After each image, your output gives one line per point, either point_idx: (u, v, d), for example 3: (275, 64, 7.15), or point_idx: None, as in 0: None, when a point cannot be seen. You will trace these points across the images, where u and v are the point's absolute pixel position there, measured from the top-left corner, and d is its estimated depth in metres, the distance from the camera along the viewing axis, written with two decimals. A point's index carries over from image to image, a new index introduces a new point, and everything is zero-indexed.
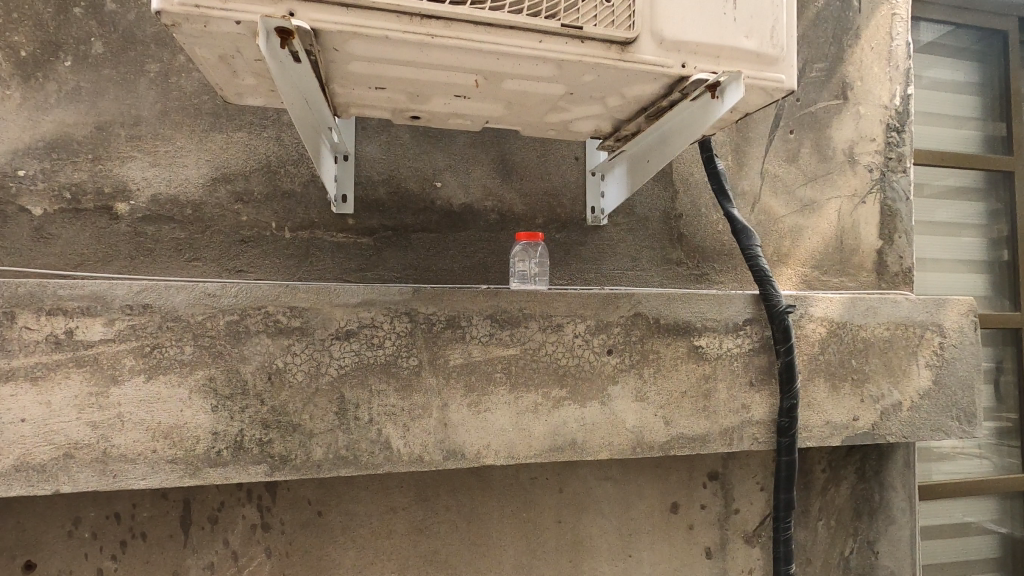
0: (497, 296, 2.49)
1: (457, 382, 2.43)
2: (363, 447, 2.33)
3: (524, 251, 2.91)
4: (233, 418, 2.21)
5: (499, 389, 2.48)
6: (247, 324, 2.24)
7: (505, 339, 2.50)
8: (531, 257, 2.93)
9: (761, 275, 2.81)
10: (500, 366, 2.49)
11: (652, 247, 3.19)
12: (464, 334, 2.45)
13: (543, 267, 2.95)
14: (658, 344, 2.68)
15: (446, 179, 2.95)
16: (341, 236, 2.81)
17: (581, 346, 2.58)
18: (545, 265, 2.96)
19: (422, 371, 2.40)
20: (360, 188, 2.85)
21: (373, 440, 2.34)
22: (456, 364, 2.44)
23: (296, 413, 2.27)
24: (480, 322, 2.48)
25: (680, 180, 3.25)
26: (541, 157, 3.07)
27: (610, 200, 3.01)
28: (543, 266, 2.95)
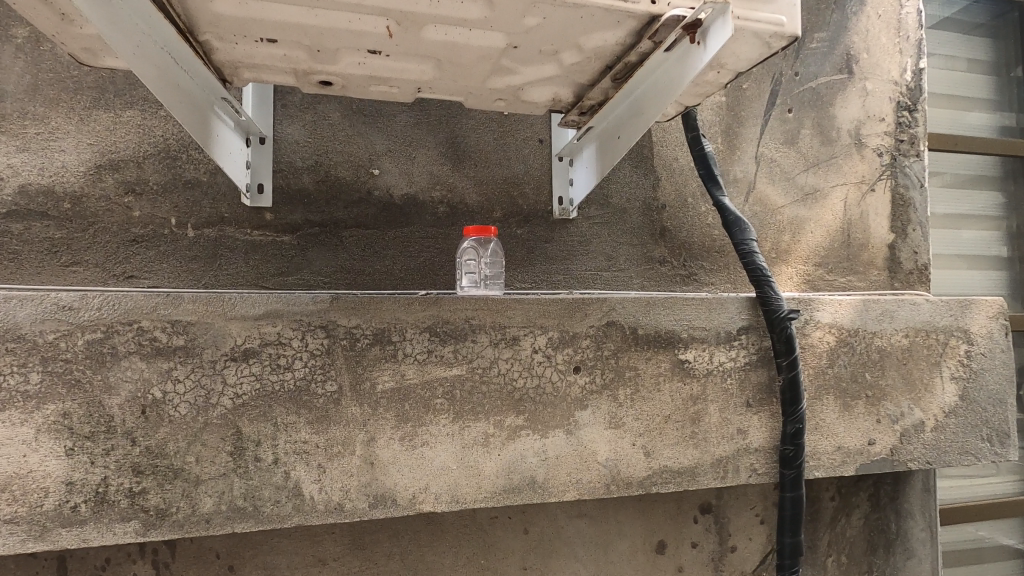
0: (437, 304, 2.04)
1: (387, 412, 1.98)
2: (266, 495, 1.87)
3: (478, 245, 2.42)
4: (94, 465, 1.75)
5: (441, 420, 2.03)
6: (114, 345, 1.78)
7: (447, 356, 2.04)
8: (486, 252, 2.45)
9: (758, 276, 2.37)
10: (441, 390, 2.03)
11: (630, 244, 2.74)
12: (396, 351, 2.00)
13: (499, 262, 2.49)
14: (636, 360, 2.23)
15: (385, 166, 2.50)
16: (256, 234, 2.36)
17: (542, 363, 2.13)
18: (500, 258, 2.50)
19: (342, 399, 1.94)
20: (280, 177, 2.39)
21: (279, 486, 1.88)
22: (385, 389, 1.98)
23: (178, 456, 1.81)
24: (416, 336, 2.02)
25: (662, 165, 2.81)
26: (499, 139, 2.63)
27: (579, 189, 2.57)
28: (498, 260, 2.50)
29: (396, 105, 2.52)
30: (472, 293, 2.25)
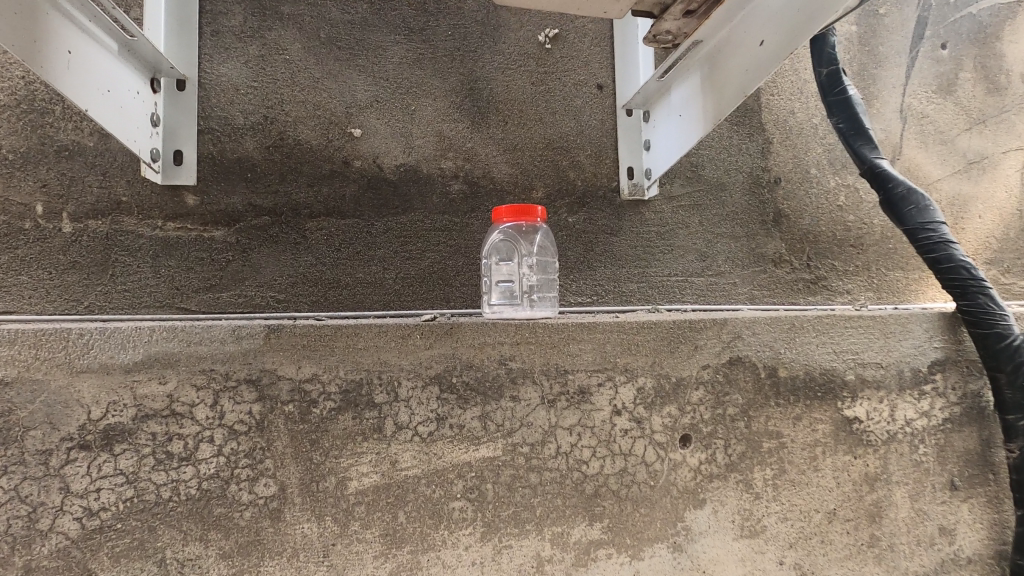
0: (453, 337, 1.22)
1: (366, 530, 1.13)
2: None
3: (516, 237, 1.65)
4: None
5: (463, 540, 1.17)
6: None
7: (471, 426, 1.20)
8: (529, 254, 1.65)
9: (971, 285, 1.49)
10: (461, 486, 1.18)
11: (731, 236, 1.87)
12: (383, 422, 1.16)
13: (547, 274, 1.68)
14: (777, 421, 1.36)
15: (371, 123, 1.66)
16: (172, 227, 1.52)
17: (629, 432, 1.28)
18: (552, 267, 1.70)
19: (287, 510, 1.10)
20: (210, 140, 1.56)
21: None
22: (363, 491, 1.13)
23: None
24: (418, 394, 1.19)
25: (772, 123, 1.94)
26: (539, 85, 1.78)
27: (663, 157, 1.70)
28: (547, 272, 1.69)
29: (386, 34, 1.69)
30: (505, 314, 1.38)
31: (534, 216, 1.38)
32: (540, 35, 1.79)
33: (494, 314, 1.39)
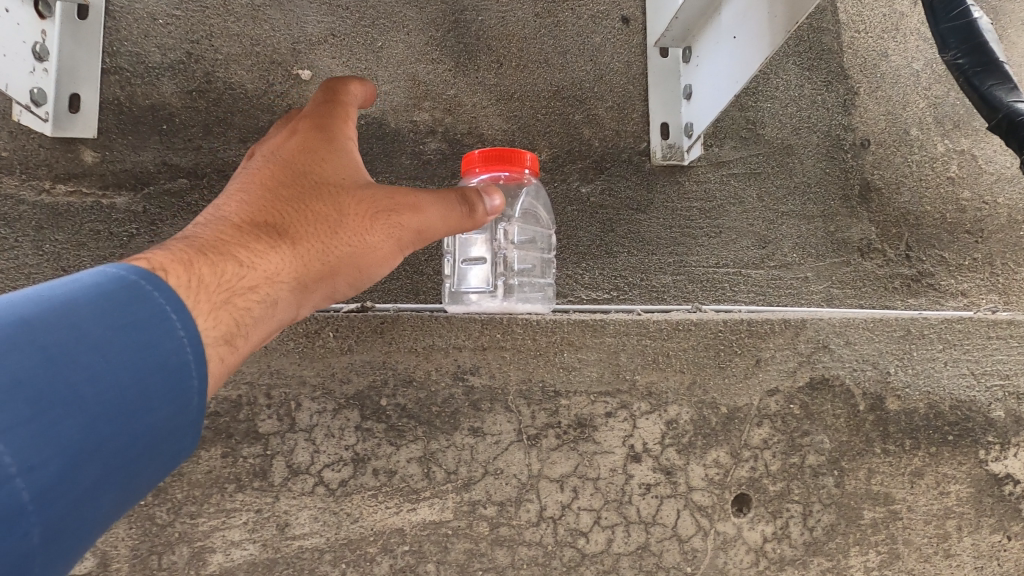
0: (391, 346, 0.93)
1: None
2: None
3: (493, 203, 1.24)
4: None
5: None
6: None
7: (417, 474, 0.92)
8: (510, 225, 1.26)
9: None
10: (407, 552, 0.91)
11: (801, 216, 1.40)
12: (292, 469, 0.92)
13: (535, 251, 1.28)
14: (884, 479, 0.93)
15: (324, 63, 1.29)
16: (62, 192, 1.19)
17: (654, 488, 0.92)
18: (546, 240, 1.30)
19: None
20: (118, 82, 1.23)
21: None
22: (243, 561, 0.90)
23: None
24: (338, 431, 0.92)
25: (857, 68, 1.47)
26: (545, 17, 1.38)
27: (710, 106, 1.26)
28: (536, 247, 1.29)
29: None
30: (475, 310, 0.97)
31: (517, 163, 0.97)
32: None
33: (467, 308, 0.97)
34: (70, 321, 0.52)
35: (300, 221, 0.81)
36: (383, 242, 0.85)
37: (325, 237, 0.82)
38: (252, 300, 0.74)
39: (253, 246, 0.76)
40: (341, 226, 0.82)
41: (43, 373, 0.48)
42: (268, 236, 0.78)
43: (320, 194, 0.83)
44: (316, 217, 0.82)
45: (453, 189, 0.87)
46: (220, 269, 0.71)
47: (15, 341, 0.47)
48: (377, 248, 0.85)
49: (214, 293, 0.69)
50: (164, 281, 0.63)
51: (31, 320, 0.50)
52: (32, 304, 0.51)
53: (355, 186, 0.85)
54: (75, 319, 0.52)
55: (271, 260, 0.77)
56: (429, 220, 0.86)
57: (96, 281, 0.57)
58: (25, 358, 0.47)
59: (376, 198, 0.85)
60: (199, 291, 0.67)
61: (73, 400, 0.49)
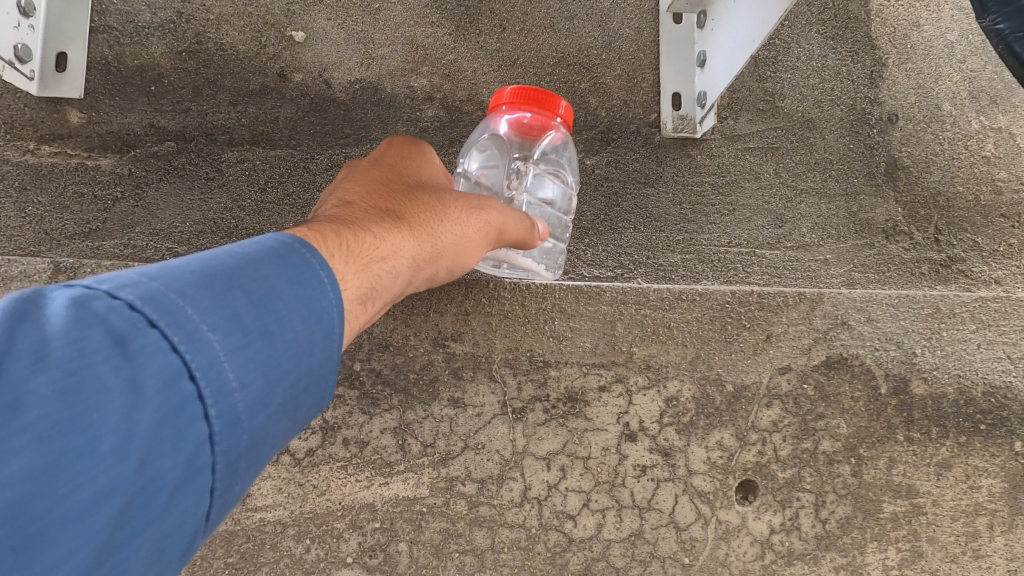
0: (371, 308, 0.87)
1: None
2: None
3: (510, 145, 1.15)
4: None
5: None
6: None
7: (394, 447, 0.86)
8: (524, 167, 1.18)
9: None
10: (377, 531, 0.85)
11: (822, 194, 1.31)
12: None
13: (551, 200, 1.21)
14: (905, 470, 0.85)
15: (319, 25, 1.24)
16: (46, 152, 1.16)
17: (650, 471, 0.85)
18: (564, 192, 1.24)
19: None
20: (106, 42, 1.19)
21: None
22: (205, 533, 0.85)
23: None
24: None
25: (886, 38, 1.38)
26: None
27: (724, 73, 1.18)
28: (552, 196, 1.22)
29: None
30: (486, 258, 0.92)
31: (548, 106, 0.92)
32: None
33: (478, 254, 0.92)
34: (262, 271, 0.55)
35: (412, 207, 0.77)
36: (480, 240, 0.82)
37: (434, 223, 0.77)
38: (381, 272, 0.69)
39: (381, 221, 0.72)
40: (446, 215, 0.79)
41: (250, 311, 0.53)
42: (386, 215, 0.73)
43: (423, 189, 0.80)
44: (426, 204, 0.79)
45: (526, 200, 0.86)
46: (356, 239, 0.68)
47: (230, 283, 0.53)
48: (479, 240, 0.81)
49: (357, 259, 0.66)
50: (315, 249, 0.61)
51: (238, 267, 0.54)
52: (233, 253, 0.55)
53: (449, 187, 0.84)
54: (267, 274, 0.55)
55: (396, 237, 0.73)
56: (518, 224, 0.85)
57: (271, 241, 0.59)
58: (237, 297, 0.52)
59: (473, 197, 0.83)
60: (347, 258, 0.65)
61: (261, 339, 0.52)
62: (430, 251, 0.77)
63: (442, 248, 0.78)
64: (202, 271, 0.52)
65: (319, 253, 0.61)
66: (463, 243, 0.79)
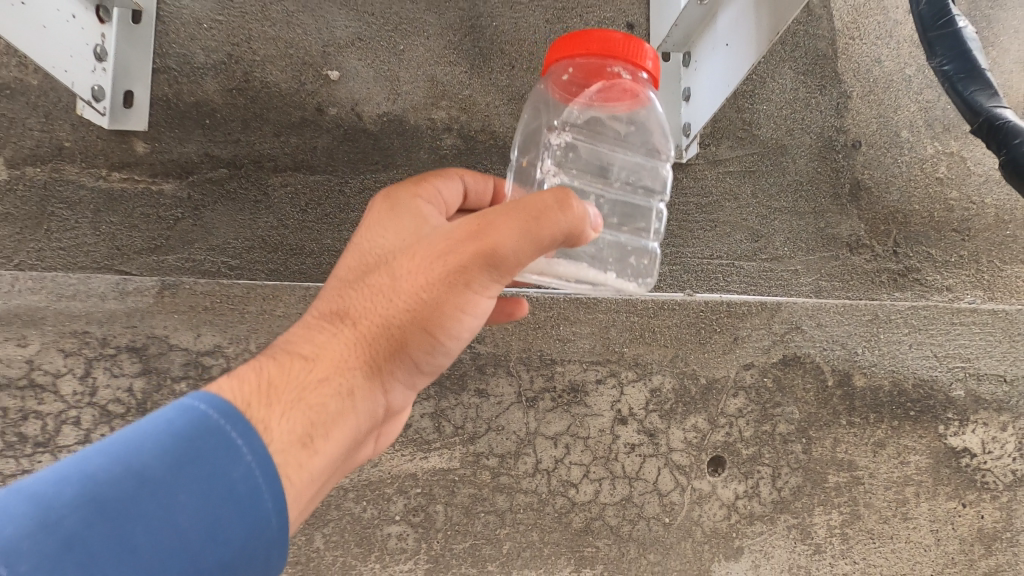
0: None
1: None
2: None
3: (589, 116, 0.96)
4: None
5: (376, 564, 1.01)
6: None
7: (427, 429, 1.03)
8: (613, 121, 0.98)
9: None
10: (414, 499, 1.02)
11: (793, 212, 1.49)
12: None
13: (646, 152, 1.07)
14: (848, 447, 1.03)
15: (351, 64, 1.41)
16: (117, 178, 1.33)
17: (638, 448, 1.03)
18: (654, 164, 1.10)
19: None
20: (166, 81, 1.36)
21: None
22: None
23: None
24: None
25: (850, 73, 1.55)
26: (554, 23, 1.48)
27: (704, 107, 1.36)
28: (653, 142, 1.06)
29: None
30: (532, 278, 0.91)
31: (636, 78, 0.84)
32: None
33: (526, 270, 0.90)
34: (131, 471, 0.58)
35: (360, 306, 0.79)
36: (444, 302, 0.76)
37: (384, 311, 0.77)
38: (318, 397, 0.74)
39: (319, 341, 0.78)
40: (401, 289, 0.76)
41: (106, 524, 0.55)
42: (335, 322, 0.79)
43: (383, 261, 0.79)
44: (375, 292, 0.78)
45: (511, 209, 0.71)
46: (282, 376, 0.74)
47: (84, 500, 0.55)
48: (459, 289, 0.75)
49: (282, 398, 0.72)
50: (222, 405, 0.67)
51: (102, 475, 0.57)
52: (107, 452, 0.59)
53: (407, 248, 0.78)
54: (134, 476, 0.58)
55: (338, 352, 0.78)
56: (510, 243, 0.71)
57: (169, 415, 0.64)
58: (89, 516, 0.55)
59: (442, 240, 0.75)
60: (270, 400, 0.71)
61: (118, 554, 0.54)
62: (403, 329, 0.78)
63: (421, 319, 0.77)
64: (54, 492, 0.55)
65: (219, 413, 0.65)
66: (443, 301, 0.76)
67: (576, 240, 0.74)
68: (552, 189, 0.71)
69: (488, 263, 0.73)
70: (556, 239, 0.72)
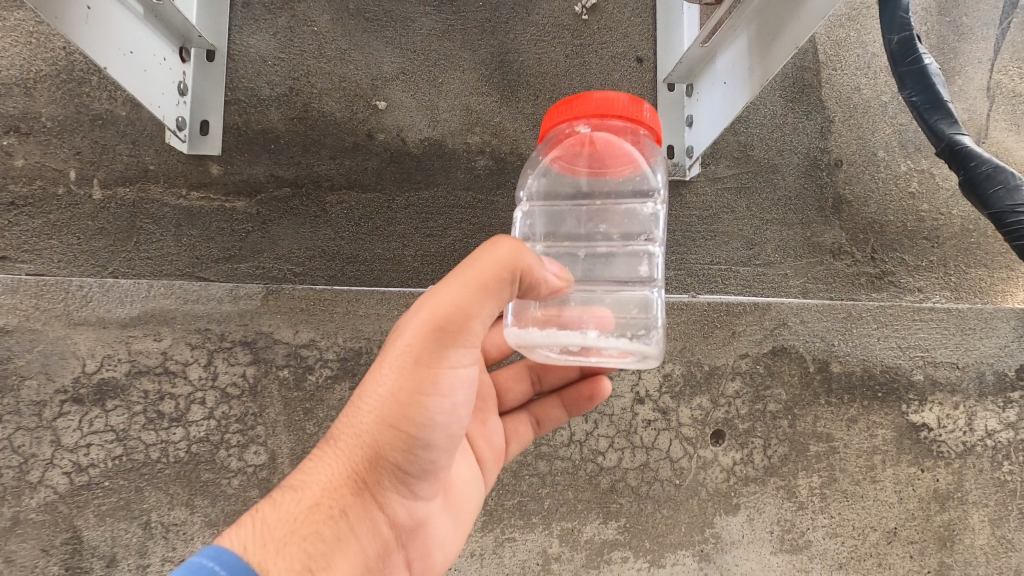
0: None
1: None
2: None
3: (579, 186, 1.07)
4: None
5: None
6: None
7: None
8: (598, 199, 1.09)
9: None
10: None
11: (782, 223, 1.69)
12: None
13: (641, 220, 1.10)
14: (827, 422, 1.24)
15: (396, 96, 1.61)
16: (195, 197, 1.52)
17: (653, 423, 1.23)
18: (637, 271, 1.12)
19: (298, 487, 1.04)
20: (236, 111, 1.56)
21: None
22: None
23: None
24: None
25: (833, 100, 1.76)
26: (573, 57, 1.68)
27: (704, 133, 1.57)
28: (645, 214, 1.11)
29: (416, 6, 1.64)
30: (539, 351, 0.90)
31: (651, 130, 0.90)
32: (577, 5, 1.70)
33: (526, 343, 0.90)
34: None
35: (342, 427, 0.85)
36: (411, 400, 0.80)
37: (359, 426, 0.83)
38: (312, 525, 0.80)
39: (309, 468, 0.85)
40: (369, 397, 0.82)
41: None
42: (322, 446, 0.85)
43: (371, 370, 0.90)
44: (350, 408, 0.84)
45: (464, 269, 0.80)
46: (276, 512, 0.81)
47: None
48: (413, 364, 0.80)
49: (277, 534, 0.78)
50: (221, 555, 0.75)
51: None
52: None
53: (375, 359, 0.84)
54: None
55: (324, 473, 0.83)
56: (449, 294, 0.79)
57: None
58: None
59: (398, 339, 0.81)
60: (266, 538, 0.78)
61: None
62: (379, 430, 0.82)
63: (388, 412, 0.81)
64: None
65: (217, 562, 0.74)
66: (402, 385, 0.81)
67: (526, 274, 0.79)
68: (492, 238, 0.81)
69: (429, 323, 0.79)
70: (497, 280, 0.78)
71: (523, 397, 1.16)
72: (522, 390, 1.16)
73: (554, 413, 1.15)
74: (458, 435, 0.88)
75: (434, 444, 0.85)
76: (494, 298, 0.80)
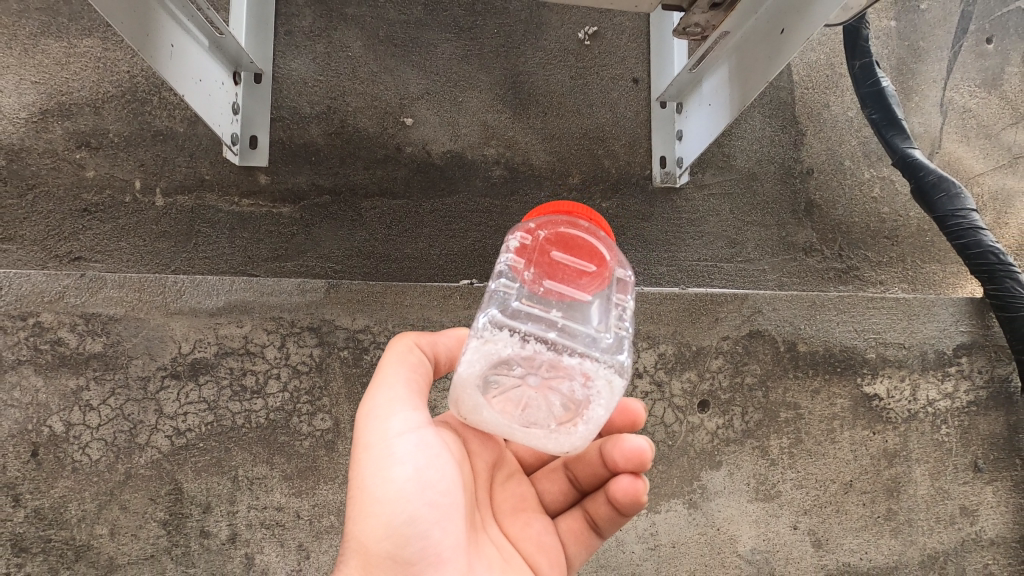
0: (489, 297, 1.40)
1: None
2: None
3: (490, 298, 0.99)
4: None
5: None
6: (18, 353, 1.26)
7: None
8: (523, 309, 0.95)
9: (977, 250, 1.63)
10: None
11: (761, 225, 1.93)
12: None
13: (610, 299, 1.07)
14: (795, 393, 1.50)
15: (422, 113, 1.82)
16: (245, 203, 1.72)
17: (650, 394, 1.44)
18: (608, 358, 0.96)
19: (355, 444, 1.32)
20: (281, 127, 1.76)
21: (242, 564, 1.28)
22: None
23: (102, 512, 1.26)
24: None
25: (806, 115, 2.00)
26: (577, 78, 1.90)
27: (692, 146, 1.79)
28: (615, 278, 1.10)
29: (437, 33, 1.85)
30: (536, 432, 0.90)
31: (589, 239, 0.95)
32: (580, 32, 1.91)
33: (516, 429, 0.91)
34: None
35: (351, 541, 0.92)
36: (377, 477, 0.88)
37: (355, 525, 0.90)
38: None
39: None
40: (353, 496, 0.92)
41: None
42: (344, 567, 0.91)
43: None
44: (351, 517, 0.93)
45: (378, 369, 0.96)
46: None
47: None
48: (364, 449, 0.89)
49: None
50: None
51: None
52: None
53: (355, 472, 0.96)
54: None
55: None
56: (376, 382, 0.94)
57: None
58: None
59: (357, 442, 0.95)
60: None
61: None
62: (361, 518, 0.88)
63: (366, 501, 0.87)
64: None
65: None
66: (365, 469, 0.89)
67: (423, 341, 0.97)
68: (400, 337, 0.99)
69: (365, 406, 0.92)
70: (406, 352, 0.94)
71: (565, 499, 1.18)
72: (560, 489, 1.17)
73: (602, 508, 1.13)
74: (445, 502, 0.90)
75: (417, 515, 0.87)
76: (409, 365, 0.93)
